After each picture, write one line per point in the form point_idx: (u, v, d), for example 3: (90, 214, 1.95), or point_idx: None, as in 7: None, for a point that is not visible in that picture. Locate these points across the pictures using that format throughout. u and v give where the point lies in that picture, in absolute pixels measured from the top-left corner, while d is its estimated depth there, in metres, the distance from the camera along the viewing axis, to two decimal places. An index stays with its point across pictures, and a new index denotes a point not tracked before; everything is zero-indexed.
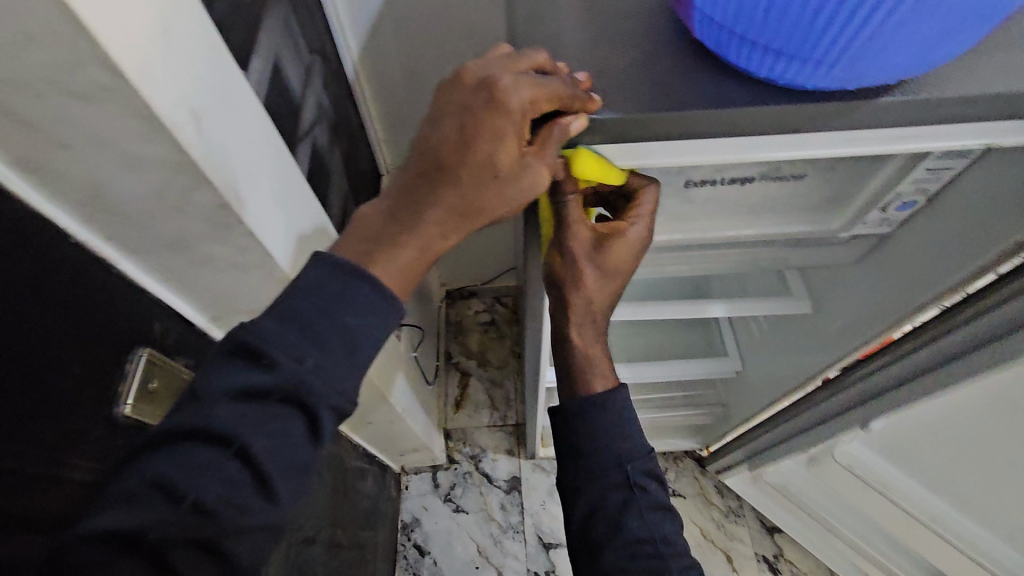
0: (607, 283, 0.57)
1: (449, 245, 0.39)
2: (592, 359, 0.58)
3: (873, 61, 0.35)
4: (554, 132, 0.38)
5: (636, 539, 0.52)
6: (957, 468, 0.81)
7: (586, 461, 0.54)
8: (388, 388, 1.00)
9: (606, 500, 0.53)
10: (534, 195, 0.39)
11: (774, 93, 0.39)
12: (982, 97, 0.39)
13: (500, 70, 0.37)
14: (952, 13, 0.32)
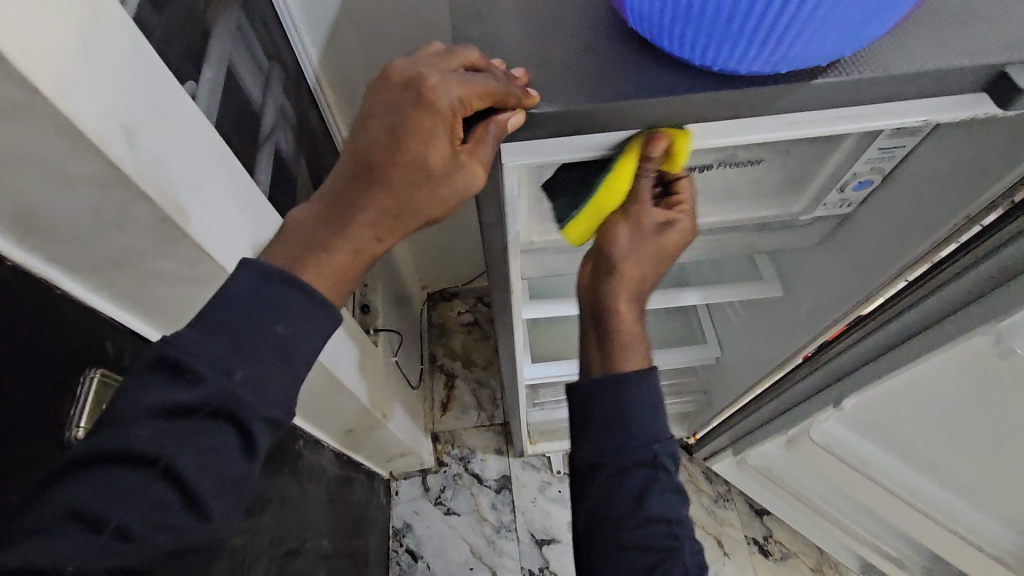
0: (654, 267, 0.59)
1: (384, 247, 0.39)
2: (633, 334, 0.58)
3: (800, 45, 0.36)
4: (488, 127, 0.38)
5: (653, 519, 0.52)
6: (932, 441, 0.82)
7: (612, 437, 0.53)
8: (368, 395, 0.99)
9: (626, 479, 0.52)
10: (470, 192, 0.39)
11: (710, 80, 0.39)
12: (913, 74, 0.39)
13: (429, 69, 0.38)
14: None
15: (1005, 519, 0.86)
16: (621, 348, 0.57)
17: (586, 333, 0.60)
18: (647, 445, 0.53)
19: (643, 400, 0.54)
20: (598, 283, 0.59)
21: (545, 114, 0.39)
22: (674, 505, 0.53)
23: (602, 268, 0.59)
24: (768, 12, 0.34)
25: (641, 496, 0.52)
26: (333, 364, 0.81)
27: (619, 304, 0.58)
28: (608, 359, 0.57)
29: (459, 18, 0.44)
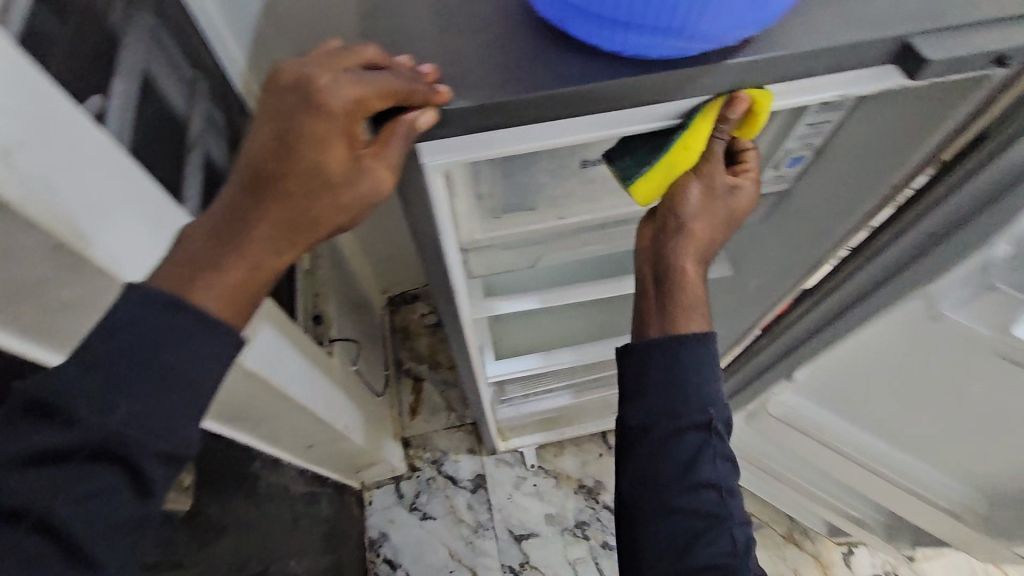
0: (721, 230, 0.56)
1: (287, 260, 0.38)
2: (695, 296, 0.55)
3: (702, 27, 0.36)
4: (395, 128, 0.37)
5: (703, 485, 0.51)
6: (881, 405, 0.85)
7: (666, 398, 0.52)
8: (325, 407, 0.96)
9: (679, 443, 0.51)
10: (378, 199, 0.38)
11: (624, 65, 0.39)
12: (822, 50, 0.39)
13: (319, 69, 0.36)
14: None
15: (957, 473, 0.89)
16: (684, 310, 0.54)
17: (643, 295, 0.57)
18: (702, 410, 0.52)
19: (695, 363, 0.52)
20: (663, 243, 0.56)
21: (458, 109, 0.38)
22: (724, 474, 0.52)
23: (667, 228, 0.56)
24: None
25: (693, 461, 0.51)
26: (282, 380, 0.78)
27: (685, 265, 0.55)
28: (672, 321, 0.54)
29: (368, 15, 0.42)
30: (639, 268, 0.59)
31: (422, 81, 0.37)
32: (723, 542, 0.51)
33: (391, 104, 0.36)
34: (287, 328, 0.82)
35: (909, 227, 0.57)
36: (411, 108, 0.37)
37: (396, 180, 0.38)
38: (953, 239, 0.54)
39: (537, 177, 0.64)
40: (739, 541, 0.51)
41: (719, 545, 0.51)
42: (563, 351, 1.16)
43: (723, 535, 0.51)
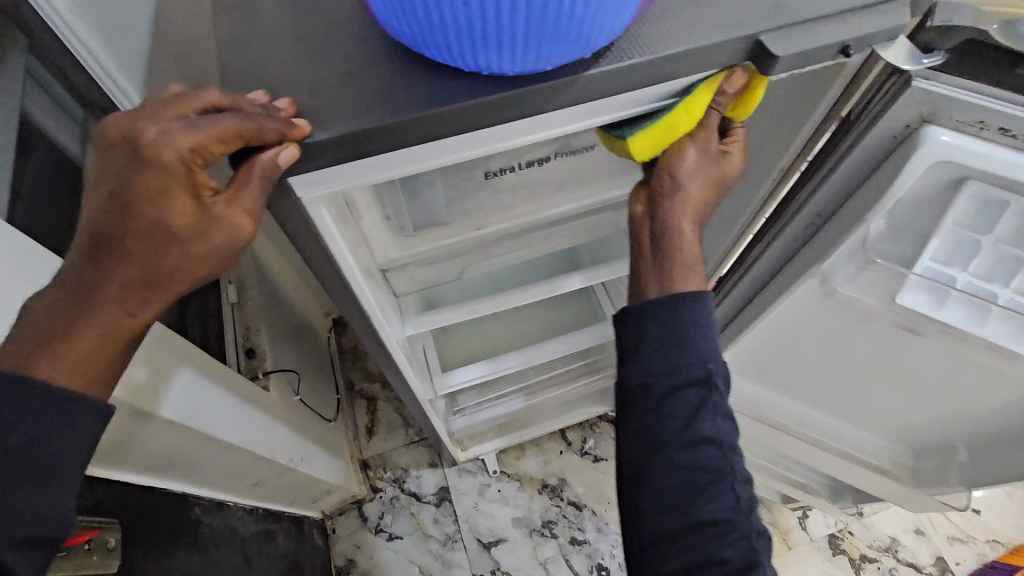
0: (714, 194, 0.54)
1: (147, 318, 0.39)
2: (692, 256, 0.53)
3: (549, 44, 0.36)
4: (251, 170, 0.37)
5: (705, 440, 0.49)
6: (808, 375, 0.88)
7: (663, 354, 0.50)
8: (261, 445, 0.91)
9: (678, 399, 0.50)
10: (237, 245, 0.38)
11: (487, 83, 0.39)
12: (679, 54, 0.41)
13: (150, 122, 0.35)
14: None
15: (885, 432, 0.94)
16: (681, 270, 0.52)
17: (639, 257, 0.55)
18: (700, 365, 0.50)
19: (688, 318, 0.50)
20: (658, 204, 0.54)
21: (321, 142, 0.37)
22: (725, 430, 0.50)
23: (661, 191, 0.53)
24: (502, 20, 0.34)
25: (692, 418, 0.49)
26: (207, 426, 0.74)
27: (681, 227, 0.53)
28: (668, 282, 0.52)
29: (230, 51, 0.41)
30: (635, 231, 0.56)
31: (275, 116, 0.36)
32: (727, 498, 0.49)
33: (243, 145, 0.36)
34: (210, 367, 0.79)
35: (800, 209, 0.60)
36: (269, 145, 0.37)
37: (257, 223, 0.38)
38: (837, 218, 0.57)
39: (444, 192, 0.64)
40: (744, 498, 0.50)
41: (723, 501, 0.49)
42: (508, 355, 1.16)
43: (727, 491, 0.49)
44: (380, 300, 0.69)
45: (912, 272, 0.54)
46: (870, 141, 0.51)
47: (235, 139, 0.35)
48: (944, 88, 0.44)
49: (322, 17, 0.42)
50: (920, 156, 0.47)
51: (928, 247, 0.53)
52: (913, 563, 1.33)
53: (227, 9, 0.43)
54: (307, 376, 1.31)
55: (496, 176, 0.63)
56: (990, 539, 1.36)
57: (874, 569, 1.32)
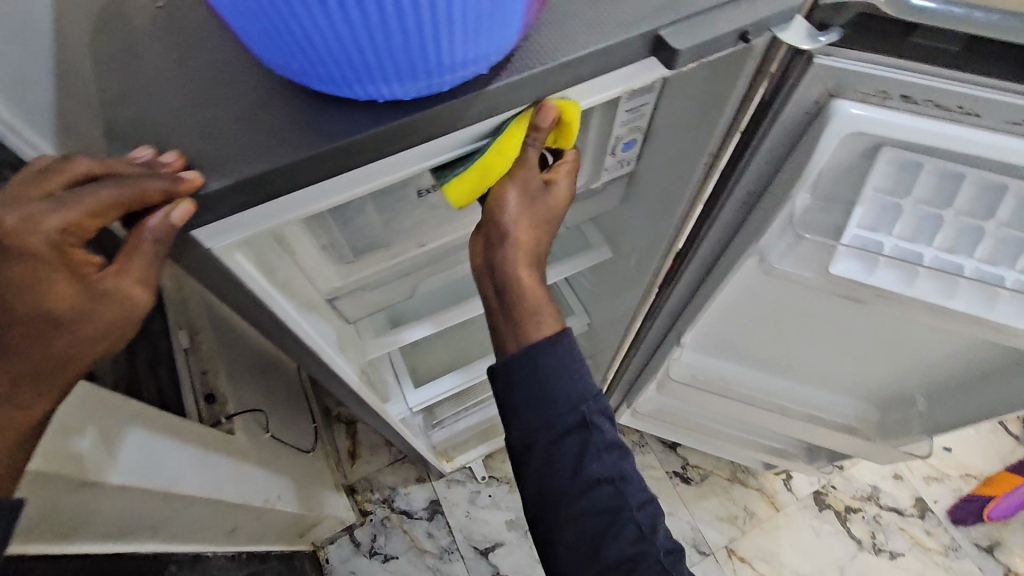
0: (546, 228, 0.56)
1: (46, 402, 0.38)
2: (536, 298, 0.54)
3: (438, 65, 0.36)
4: (140, 238, 0.36)
5: (597, 479, 0.53)
6: (766, 346, 0.90)
7: (537, 412, 0.54)
8: (230, 491, 0.89)
9: (560, 447, 0.53)
10: (134, 317, 0.38)
11: (388, 110, 0.38)
12: (580, 58, 0.40)
13: (6, 207, 0.33)
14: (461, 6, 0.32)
15: (847, 390, 0.97)
16: (532, 316, 0.54)
17: (490, 310, 0.56)
18: (574, 411, 0.53)
19: (563, 370, 0.54)
20: (493, 253, 0.54)
21: (216, 191, 0.36)
22: (613, 464, 0.54)
23: (495, 239, 0.54)
24: (383, 49, 0.33)
25: (579, 463, 0.53)
26: (165, 484, 0.72)
27: (519, 275, 0.54)
28: (520, 327, 0.54)
29: (115, 107, 0.39)
30: (479, 281, 0.57)
31: (160, 173, 0.35)
32: (628, 531, 0.53)
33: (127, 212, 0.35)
34: (165, 421, 0.76)
35: (733, 190, 0.61)
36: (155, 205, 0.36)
37: (152, 290, 0.38)
38: (767, 195, 0.58)
39: (378, 216, 0.63)
40: (644, 525, 0.54)
41: (625, 536, 0.53)
42: (478, 362, 1.15)
43: (626, 524, 0.53)
44: (326, 332, 0.67)
45: (841, 242, 0.55)
46: (787, 117, 0.51)
47: (113, 210, 0.34)
48: (846, 61, 0.45)
49: (208, 59, 0.40)
50: (833, 130, 0.48)
51: (853, 214, 0.54)
52: (894, 507, 1.38)
53: (111, 61, 0.41)
54: (278, 410, 1.28)
55: (428, 193, 0.63)
56: (963, 474, 1.41)
57: (859, 519, 1.36)
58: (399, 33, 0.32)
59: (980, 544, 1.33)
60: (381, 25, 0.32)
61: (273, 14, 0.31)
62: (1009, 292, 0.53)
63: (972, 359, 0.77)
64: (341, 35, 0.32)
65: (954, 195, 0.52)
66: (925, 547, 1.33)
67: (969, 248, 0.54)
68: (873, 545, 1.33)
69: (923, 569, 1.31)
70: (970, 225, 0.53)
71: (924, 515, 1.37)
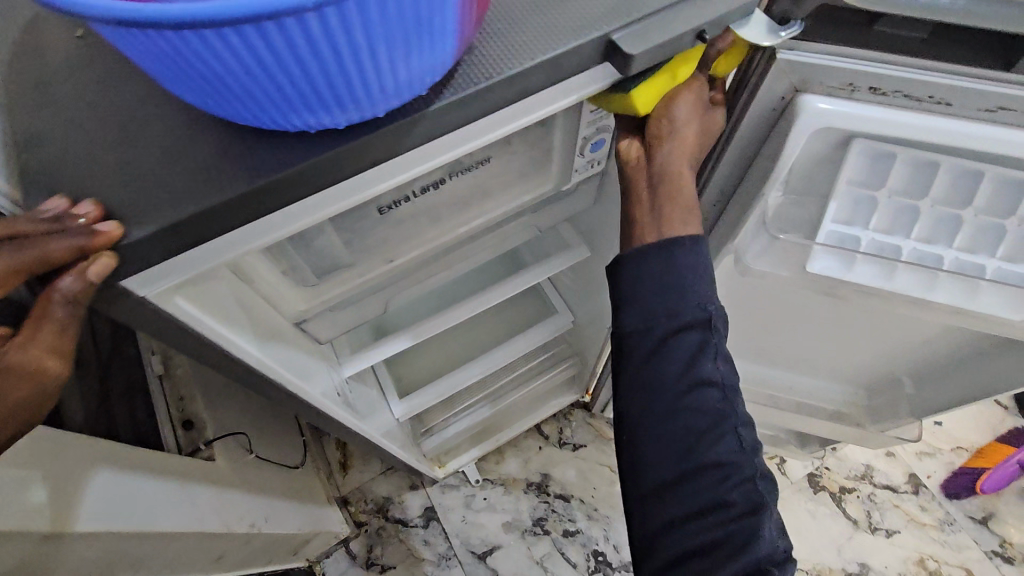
0: (707, 143, 0.52)
1: None
2: (688, 199, 0.49)
3: (371, 90, 0.33)
4: (49, 302, 0.34)
5: (706, 380, 0.47)
6: (752, 339, 0.89)
7: (656, 299, 0.47)
8: (211, 520, 0.86)
9: (677, 342, 0.47)
10: (46, 389, 0.37)
11: (324, 139, 0.36)
12: (529, 70, 0.38)
13: None
14: (387, 31, 0.30)
15: (834, 378, 0.96)
16: (679, 214, 0.49)
17: (633, 205, 0.51)
18: (699, 308, 0.47)
19: (679, 268, 0.47)
20: (653, 149, 0.50)
21: (140, 239, 0.33)
22: (726, 373, 0.48)
23: (656, 135, 0.50)
24: (307, 77, 0.31)
25: (694, 360, 0.47)
26: (138, 524, 0.69)
27: (677, 172, 0.50)
28: (664, 223, 0.49)
29: (26, 150, 0.36)
30: (629, 178, 0.52)
31: (73, 229, 0.32)
32: (728, 440, 0.47)
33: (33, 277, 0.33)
34: (136, 457, 0.74)
35: (704, 191, 0.59)
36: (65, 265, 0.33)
37: (65, 356, 0.37)
38: (738, 194, 0.56)
39: (339, 236, 0.60)
40: (746, 441, 0.48)
41: (723, 445, 0.47)
42: (464, 368, 1.13)
43: (727, 434, 0.47)
44: (292, 358, 0.65)
45: (817, 241, 0.53)
46: (753, 115, 0.49)
47: (15, 276, 0.32)
48: (811, 55, 0.43)
49: (128, 94, 0.37)
50: (800, 126, 0.46)
51: (826, 212, 0.53)
52: (888, 484, 1.37)
53: (24, 100, 0.39)
54: (262, 429, 1.25)
55: (390, 209, 0.60)
56: (955, 448, 1.41)
57: (854, 499, 1.36)
58: (312, 64, 0.30)
59: (974, 516, 1.33)
60: (302, 53, 0.29)
61: (171, 54, 0.29)
62: (989, 284, 0.51)
63: (956, 341, 0.76)
64: (249, 70, 0.30)
65: (929, 185, 0.51)
66: (920, 522, 1.33)
67: (948, 237, 0.53)
68: (870, 524, 1.33)
69: (920, 545, 1.31)
70: (948, 216, 0.51)
71: (917, 490, 1.37)
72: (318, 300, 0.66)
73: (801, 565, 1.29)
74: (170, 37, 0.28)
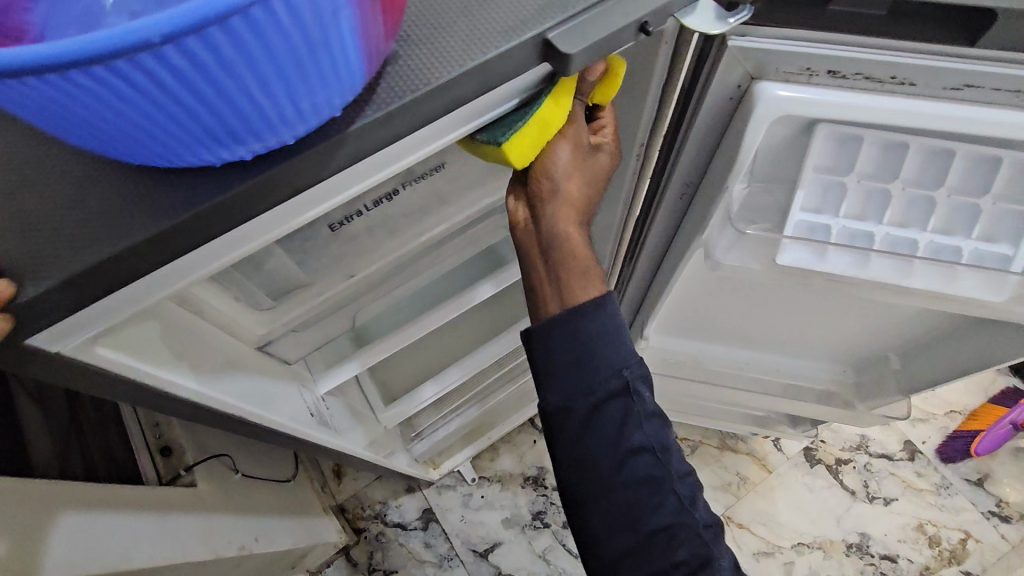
0: (595, 186, 0.50)
1: None
2: (583, 259, 0.49)
3: (274, 120, 0.30)
4: None
5: (636, 449, 0.47)
6: (735, 323, 0.86)
7: (577, 375, 0.47)
8: (195, 549, 0.84)
9: (602, 415, 0.47)
10: None
11: (239, 171, 0.34)
12: (458, 77, 0.35)
13: None
14: (276, 58, 0.27)
15: (822, 356, 0.94)
16: (576, 279, 0.48)
17: (532, 271, 0.50)
18: (618, 373, 0.47)
19: (597, 328, 0.47)
20: (538, 211, 0.49)
21: (36, 296, 0.33)
22: (656, 433, 0.48)
23: (539, 196, 0.48)
24: (196, 115, 0.28)
25: (621, 430, 0.47)
26: (115, 564, 0.67)
27: (567, 233, 0.48)
28: (562, 290, 0.48)
29: None
30: (518, 241, 0.51)
31: None
32: (669, 501, 0.48)
33: None
34: (101, 493, 0.72)
35: (669, 184, 0.56)
36: None
37: None
38: (703, 188, 0.54)
39: (290, 257, 0.57)
40: (685, 495, 0.48)
41: (665, 507, 0.48)
42: (451, 368, 1.07)
43: (666, 495, 0.48)
44: (253, 386, 0.63)
45: (785, 234, 0.51)
46: (709, 104, 0.47)
47: None
48: (761, 41, 0.41)
49: (52, 142, 0.37)
50: (760, 116, 0.43)
51: (794, 201, 0.50)
52: (884, 453, 1.36)
53: None
54: (246, 446, 1.22)
55: (341, 226, 0.58)
56: (948, 412, 1.41)
57: (850, 470, 1.35)
58: (189, 99, 0.27)
59: (971, 479, 1.33)
60: (182, 92, 0.26)
61: (29, 102, 0.26)
62: (965, 266, 0.49)
63: (939, 315, 0.74)
64: (120, 111, 0.27)
65: (899, 166, 0.48)
66: (917, 489, 1.33)
67: (920, 220, 0.51)
68: (868, 494, 1.32)
69: (918, 511, 1.30)
70: (919, 197, 0.49)
71: (913, 457, 1.36)
72: (278, 323, 0.63)
73: (801, 540, 1.28)
74: (26, 86, 0.25)
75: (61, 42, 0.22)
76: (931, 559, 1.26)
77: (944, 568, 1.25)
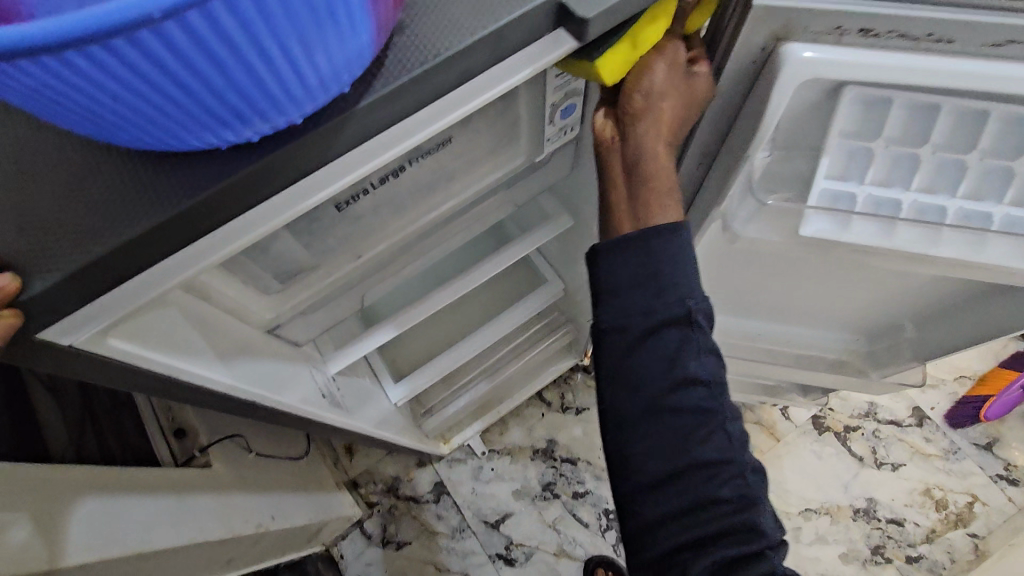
0: (688, 108, 0.45)
1: None
2: (663, 183, 0.46)
3: (276, 96, 0.29)
4: None
5: (693, 378, 0.43)
6: (747, 294, 0.85)
7: (634, 295, 0.44)
8: (214, 527, 0.84)
9: (658, 338, 0.44)
10: None
11: (244, 155, 0.32)
12: (469, 48, 0.33)
13: None
14: (275, 27, 0.25)
15: (833, 326, 0.92)
16: (656, 199, 0.45)
17: (612, 187, 0.48)
18: (677, 304, 0.43)
19: (660, 250, 0.44)
20: (625, 128, 0.46)
21: (41, 292, 0.32)
22: (712, 369, 0.44)
23: (630, 112, 0.46)
24: (196, 95, 0.26)
25: (676, 357, 0.43)
26: (133, 547, 0.67)
27: (653, 152, 0.45)
28: (642, 212, 0.45)
29: None
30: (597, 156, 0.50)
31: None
32: (719, 438, 0.44)
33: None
34: (118, 476, 0.73)
35: (684, 155, 0.54)
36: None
37: None
38: (721, 158, 0.52)
39: (296, 240, 0.55)
40: (736, 436, 0.44)
41: (714, 443, 0.44)
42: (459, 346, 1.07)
43: (717, 431, 0.44)
44: (267, 371, 0.63)
45: (808, 203, 0.49)
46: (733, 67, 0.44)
47: None
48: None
49: (50, 129, 0.36)
50: (788, 79, 0.41)
51: (819, 168, 0.48)
52: (893, 419, 1.36)
53: None
54: (257, 426, 1.22)
55: (347, 207, 0.54)
56: (958, 377, 1.40)
57: (859, 437, 1.35)
58: (184, 78, 0.25)
59: (979, 443, 1.33)
60: (177, 70, 0.25)
61: (20, 87, 0.25)
62: (995, 233, 0.48)
63: (958, 282, 0.73)
64: (115, 95, 0.25)
65: (930, 128, 0.46)
66: (925, 453, 1.33)
67: (948, 186, 0.49)
68: (875, 460, 1.33)
69: (926, 475, 1.31)
70: (951, 160, 0.47)
71: (922, 423, 1.36)
72: (286, 305, 0.61)
73: (810, 505, 1.29)
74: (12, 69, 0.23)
75: (41, 23, 0.21)
76: (938, 522, 1.27)
77: (950, 530, 1.26)
